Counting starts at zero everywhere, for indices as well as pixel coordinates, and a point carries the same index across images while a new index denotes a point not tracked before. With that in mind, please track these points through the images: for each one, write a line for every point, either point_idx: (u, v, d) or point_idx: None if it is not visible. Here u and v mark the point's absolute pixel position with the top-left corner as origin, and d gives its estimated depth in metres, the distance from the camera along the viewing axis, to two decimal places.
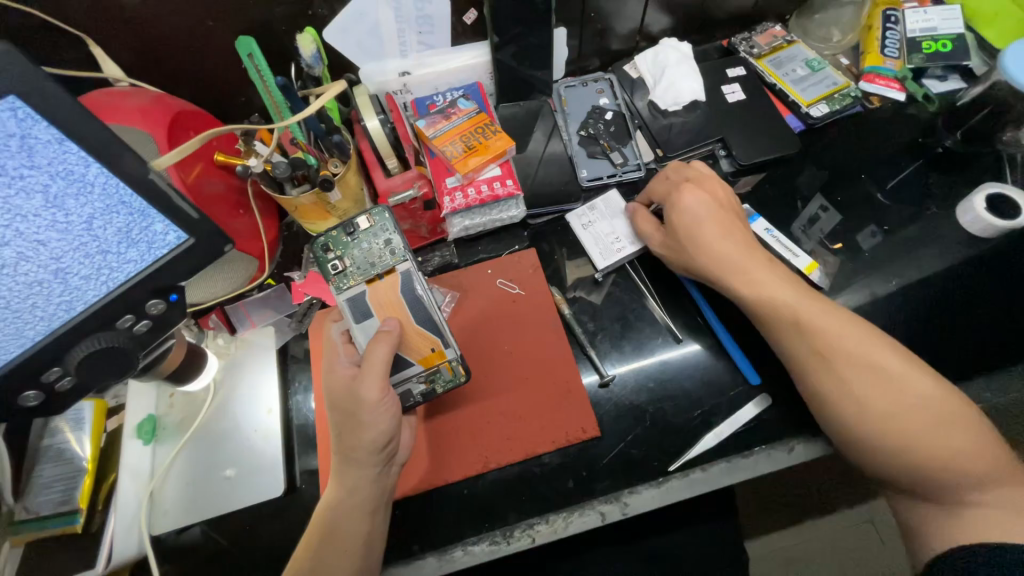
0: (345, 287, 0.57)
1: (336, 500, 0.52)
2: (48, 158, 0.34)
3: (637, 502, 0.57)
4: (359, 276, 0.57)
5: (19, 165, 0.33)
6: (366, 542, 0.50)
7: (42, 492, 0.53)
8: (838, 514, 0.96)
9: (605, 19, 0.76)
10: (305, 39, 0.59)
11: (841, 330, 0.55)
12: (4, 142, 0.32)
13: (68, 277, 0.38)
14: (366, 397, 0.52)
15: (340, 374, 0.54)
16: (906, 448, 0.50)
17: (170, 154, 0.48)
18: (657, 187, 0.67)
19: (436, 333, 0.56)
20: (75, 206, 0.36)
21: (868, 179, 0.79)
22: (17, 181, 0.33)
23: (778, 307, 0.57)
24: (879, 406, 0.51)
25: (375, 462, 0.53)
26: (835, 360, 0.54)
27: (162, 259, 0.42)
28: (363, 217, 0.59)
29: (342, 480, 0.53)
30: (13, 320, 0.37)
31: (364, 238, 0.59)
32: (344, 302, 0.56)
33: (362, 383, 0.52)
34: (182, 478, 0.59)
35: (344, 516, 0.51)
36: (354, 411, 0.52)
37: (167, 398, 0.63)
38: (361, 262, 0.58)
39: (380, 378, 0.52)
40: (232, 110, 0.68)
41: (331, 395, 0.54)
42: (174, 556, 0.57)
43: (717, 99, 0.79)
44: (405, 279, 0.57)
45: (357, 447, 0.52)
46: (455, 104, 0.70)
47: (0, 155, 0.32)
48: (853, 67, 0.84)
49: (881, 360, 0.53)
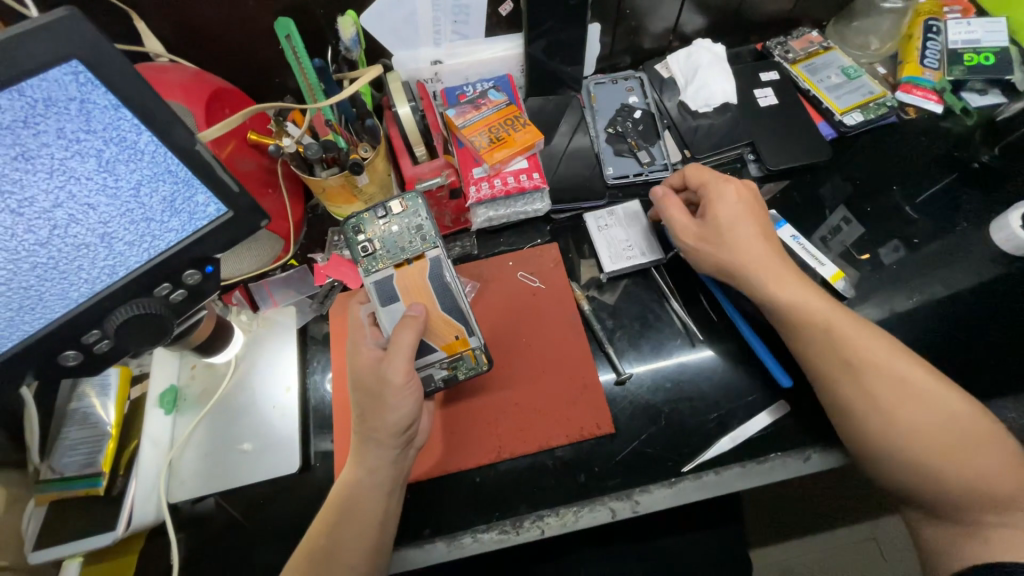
0: (374, 270, 0.59)
1: (355, 477, 0.53)
2: (103, 123, 0.35)
3: (649, 501, 0.57)
4: (389, 259, 0.59)
5: (76, 128, 0.34)
6: (382, 522, 0.51)
7: (66, 454, 0.54)
8: (845, 530, 0.95)
9: (640, 16, 0.75)
10: (346, 22, 0.60)
11: (869, 341, 0.54)
12: (64, 105, 0.33)
13: (113, 241, 0.39)
14: (393, 379, 0.52)
15: (366, 355, 0.54)
16: (929, 464, 0.50)
17: (217, 127, 0.50)
18: (692, 175, 0.65)
19: (461, 320, 0.57)
20: (125, 173, 0.37)
21: (900, 192, 0.77)
22: (73, 144, 0.34)
23: (808, 316, 0.56)
24: (904, 420, 0.51)
25: (394, 445, 0.53)
26: (865, 371, 0.53)
27: (201, 230, 0.43)
28: (395, 202, 0.61)
29: (360, 459, 0.53)
30: (60, 281, 0.38)
31: (395, 222, 0.60)
32: (372, 285, 0.58)
33: (388, 364, 0.53)
34: (201, 448, 0.60)
35: (363, 494, 0.52)
36: (379, 392, 0.53)
37: (189, 369, 0.64)
38: (391, 246, 0.59)
39: (406, 360, 0.53)
40: (266, 91, 0.68)
41: (355, 377, 0.55)
42: (190, 524, 0.58)
43: (748, 103, 0.78)
44: (433, 266, 0.58)
45: (377, 427, 0.53)
46: (486, 95, 0.70)
47: (60, 117, 0.33)
48: (890, 76, 0.82)
49: (909, 373, 0.53)
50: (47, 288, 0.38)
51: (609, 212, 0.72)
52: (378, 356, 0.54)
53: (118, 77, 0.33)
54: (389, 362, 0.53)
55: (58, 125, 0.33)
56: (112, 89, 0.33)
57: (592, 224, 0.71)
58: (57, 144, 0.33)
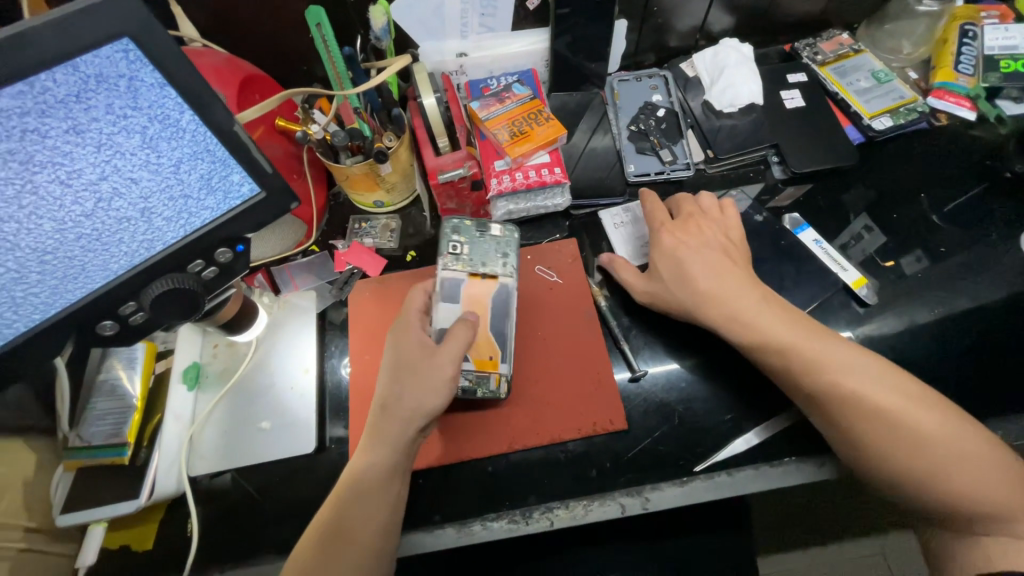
0: (451, 267, 0.62)
1: (365, 460, 0.54)
2: (149, 100, 0.36)
3: (660, 499, 0.57)
4: (467, 265, 0.62)
5: (124, 104, 0.35)
6: (392, 502, 0.52)
7: (95, 423, 0.56)
8: (855, 542, 0.94)
9: (667, 14, 0.75)
10: (376, 11, 0.60)
11: (858, 376, 0.53)
12: (114, 82, 0.34)
13: (152, 217, 0.40)
14: (425, 374, 0.55)
15: (414, 341, 0.57)
16: (937, 485, 0.49)
17: (254, 110, 0.54)
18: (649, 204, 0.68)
19: (505, 345, 0.60)
20: (167, 150, 0.38)
21: (927, 199, 0.76)
22: (121, 120, 0.35)
23: (790, 354, 0.55)
24: (905, 448, 0.50)
25: (414, 428, 0.54)
26: (837, 411, 0.52)
27: (234, 209, 0.44)
28: (497, 226, 0.64)
29: (371, 442, 0.54)
30: (101, 253, 0.39)
31: (490, 242, 0.63)
32: (442, 280, 0.61)
33: (439, 355, 0.55)
34: (221, 426, 0.62)
35: (370, 477, 0.52)
36: (400, 385, 0.55)
37: (211, 348, 0.66)
38: (476, 256, 0.62)
39: (457, 356, 0.56)
40: (294, 79, 0.69)
41: (394, 356, 0.57)
42: (208, 499, 0.60)
43: (774, 104, 0.77)
44: (501, 291, 0.61)
45: (399, 402, 0.55)
46: (510, 89, 0.71)
47: (109, 94, 0.34)
48: (922, 81, 0.81)
49: (900, 407, 0.51)
50: (89, 260, 0.39)
51: (626, 211, 0.73)
52: (422, 344, 0.57)
53: (165, 56, 0.35)
54: (439, 354, 0.55)
55: (108, 100, 0.34)
56: (159, 67, 0.35)
57: (609, 223, 0.72)
58: (105, 119, 0.35)
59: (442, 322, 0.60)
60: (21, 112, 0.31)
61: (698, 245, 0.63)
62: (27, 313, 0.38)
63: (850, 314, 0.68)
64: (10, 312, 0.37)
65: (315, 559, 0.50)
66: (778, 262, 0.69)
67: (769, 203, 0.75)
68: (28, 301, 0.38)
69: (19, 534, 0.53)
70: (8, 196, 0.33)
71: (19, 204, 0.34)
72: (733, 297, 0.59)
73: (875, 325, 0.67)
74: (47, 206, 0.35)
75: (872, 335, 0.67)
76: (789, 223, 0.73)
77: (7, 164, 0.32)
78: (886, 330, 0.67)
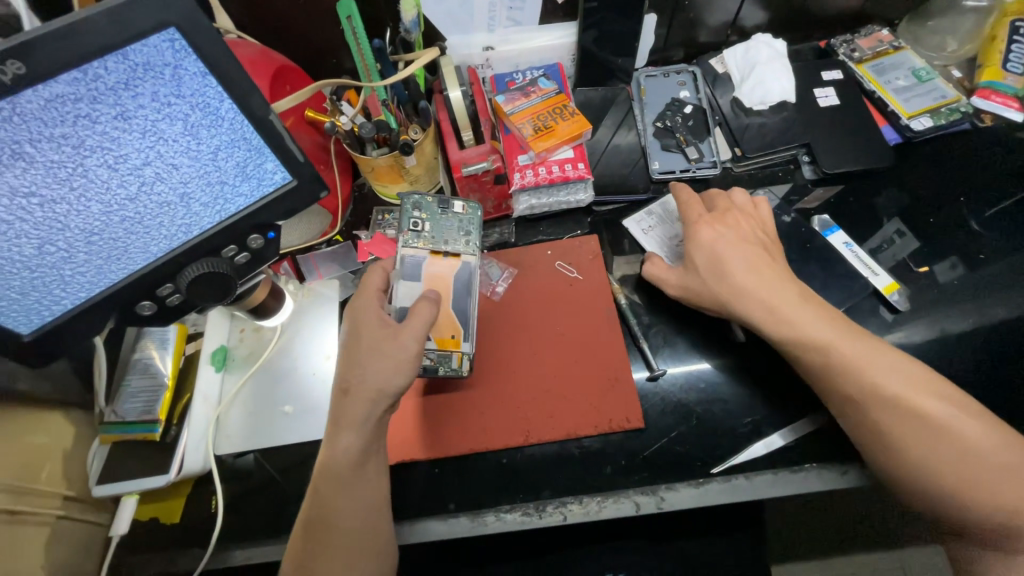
0: (412, 245, 0.62)
1: (337, 445, 0.52)
2: (192, 89, 0.37)
3: (675, 499, 0.55)
4: (429, 243, 0.63)
5: (168, 93, 0.36)
6: (365, 485, 0.52)
7: (128, 399, 0.58)
8: (874, 555, 0.91)
9: (698, 8, 0.73)
10: (408, 4, 0.60)
11: (894, 377, 0.52)
12: (160, 70, 0.35)
13: (190, 202, 0.42)
14: (384, 353, 0.53)
15: (372, 320, 0.55)
16: (968, 496, 0.48)
17: (288, 99, 0.56)
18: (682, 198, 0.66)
19: (464, 322, 0.60)
20: (207, 137, 0.40)
21: (967, 204, 0.73)
22: (165, 107, 0.37)
23: (823, 356, 0.54)
24: (935, 454, 0.49)
25: (378, 406, 0.53)
26: (872, 416, 0.51)
27: (267, 196, 0.46)
28: (460, 203, 0.65)
29: (338, 429, 0.52)
30: (143, 235, 0.41)
31: (452, 219, 0.64)
32: (403, 257, 0.61)
33: (399, 334, 0.53)
34: (245, 407, 0.64)
35: (341, 464, 0.51)
36: (357, 365, 0.53)
37: (238, 332, 0.68)
38: (438, 234, 0.63)
39: (419, 335, 0.54)
40: (323, 71, 0.71)
41: (352, 334, 0.55)
42: (233, 477, 0.62)
43: (807, 103, 0.75)
44: (464, 269, 0.61)
45: (360, 383, 0.52)
46: (536, 83, 0.71)
47: (155, 82, 0.35)
48: (966, 80, 0.77)
49: (933, 409, 0.50)
50: (131, 242, 0.41)
51: (648, 212, 0.72)
52: (382, 324, 0.54)
53: (208, 46, 0.36)
54: (400, 335, 0.53)
55: (154, 88, 0.36)
56: (201, 56, 0.36)
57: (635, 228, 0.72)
58: (151, 107, 0.36)
59: (402, 300, 0.59)
60: (74, 98, 0.33)
61: (736, 239, 0.61)
62: (74, 290, 0.40)
63: (879, 320, 0.66)
64: (59, 288, 0.40)
65: (305, 549, 0.50)
66: (806, 264, 0.67)
67: (797, 204, 0.74)
68: (75, 279, 0.40)
69: (58, 501, 0.55)
70: (60, 179, 0.35)
71: (70, 186, 0.36)
72: (758, 299, 0.58)
73: (905, 332, 0.65)
74: (95, 189, 0.37)
75: (902, 343, 0.65)
76: (819, 224, 0.71)
77: (60, 148, 0.34)
78: (916, 338, 0.65)
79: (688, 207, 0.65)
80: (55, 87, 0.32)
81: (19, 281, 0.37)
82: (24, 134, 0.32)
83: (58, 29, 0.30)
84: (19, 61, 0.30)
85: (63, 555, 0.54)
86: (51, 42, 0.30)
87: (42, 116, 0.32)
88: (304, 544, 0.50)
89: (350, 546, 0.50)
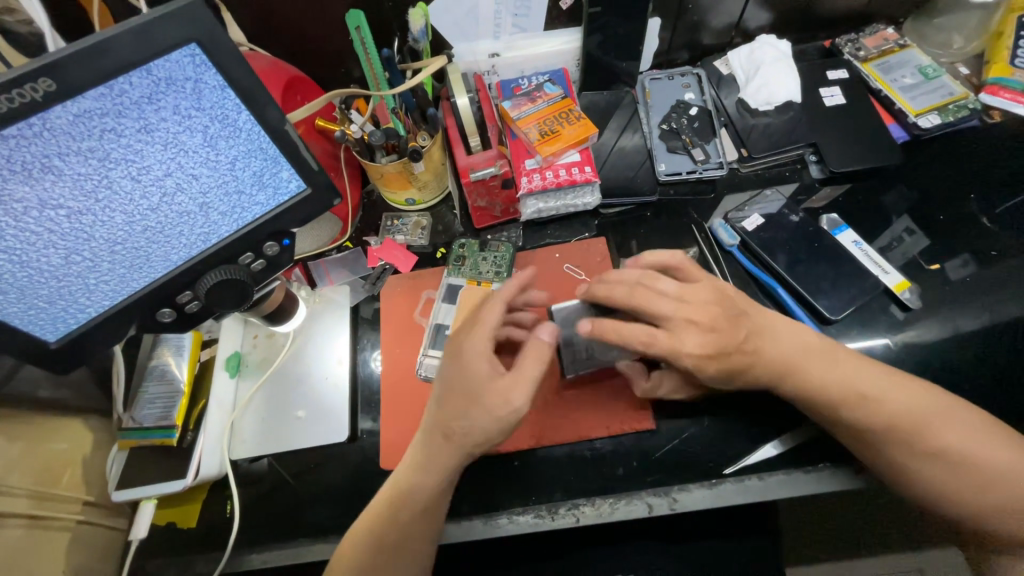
0: (454, 274, 0.70)
1: (417, 478, 0.54)
2: (212, 102, 0.38)
3: (688, 500, 0.56)
4: (468, 274, 0.70)
5: (189, 105, 0.37)
6: (432, 516, 0.54)
7: (146, 406, 0.59)
8: (891, 559, 0.90)
9: (701, 11, 0.74)
10: (415, 14, 0.62)
11: (884, 382, 0.54)
12: (181, 84, 0.36)
13: (209, 211, 0.43)
14: (491, 403, 0.51)
15: (482, 368, 0.52)
16: (963, 483, 0.50)
17: (304, 110, 0.58)
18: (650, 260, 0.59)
19: None
20: (225, 147, 0.41)
21: (977, 201, 0.72)
22: (186, 120, 0.38)
23: (821, 365, 0.55)
24: (935, 447, 0.51)
25: (462, 452, 0.53)
26: (892, 438, 0.52)
27: (283, 204, 0.47)
28: (497, 241, 0.71)
29: (425, 465, 0.54)
30: (164, 244, 0.42)
31: (490, 254, 0.70)
32: (447, 284, 0.69)
33: (509, 388, 0.51)
34: (260, 412, 0.65)
35: (418, 495, 0.53)
36: (466, 414, 0.52)
37: (251, 338, 0.69)
38: (475, 267, 0.70)
39: (526, 393, 0.51)
40: (332, 80, 0.71)
41: (460, 376, 0.53)
42: (247, 481, 0.63)
43: (812, 102, 0.75)
44: (493, 295, 0.67)
45: (463, 433, 0.52)
46: (541, 88, 0.71)
47: (177, 95, 0.36)
48: (974, 77, 0.77)
49: (924, 408, 0.53)
50: (152, 251, 0.42)
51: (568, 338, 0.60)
52: (483, 366, 0.52)
53: (229, 59, 0.37)
54: (510, 389, 0.51)
55: (176, 102, 0.37)
56: (222, 70, 0.37)
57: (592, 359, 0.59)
58: (172, 119, 0.37)
59: (444, 320, 0.67)
60: (101, 113, 0.34)
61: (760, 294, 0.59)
62: (98, 298, 0.41)
63: (890, 319, 0.66)
64: (84, 297, 0.41)
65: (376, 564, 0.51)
66: (816, 264, 0.67)
67: (803, 202, 0.74)
68: (99, 287, 0.41)
69: (78, 506, 0.57)
70: (86, 191, 0.36)
71: (95, 198, 0.37)
72: None
73: (918, 331, 0.65)
74: (119, 200, 0.38)
75: (914, 341, 0.64)
76: (827, 224, 0.71)
77: (87, 161, 0.35)
78: (928, 338, 0.64)
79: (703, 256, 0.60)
80: (83, 102, 0.33)
81: (46, 291, 0.38)
82: (54, 148, 0.34)
83: (86, 47, 0.31)
84: (50, 78, 0.31)
85: (84, 559, 0.55)
86: (79, 60, 0.32)
87: (71, 130, 0.34)
88: (364, 561, 0.52)
89: (404, 566, 0.52)
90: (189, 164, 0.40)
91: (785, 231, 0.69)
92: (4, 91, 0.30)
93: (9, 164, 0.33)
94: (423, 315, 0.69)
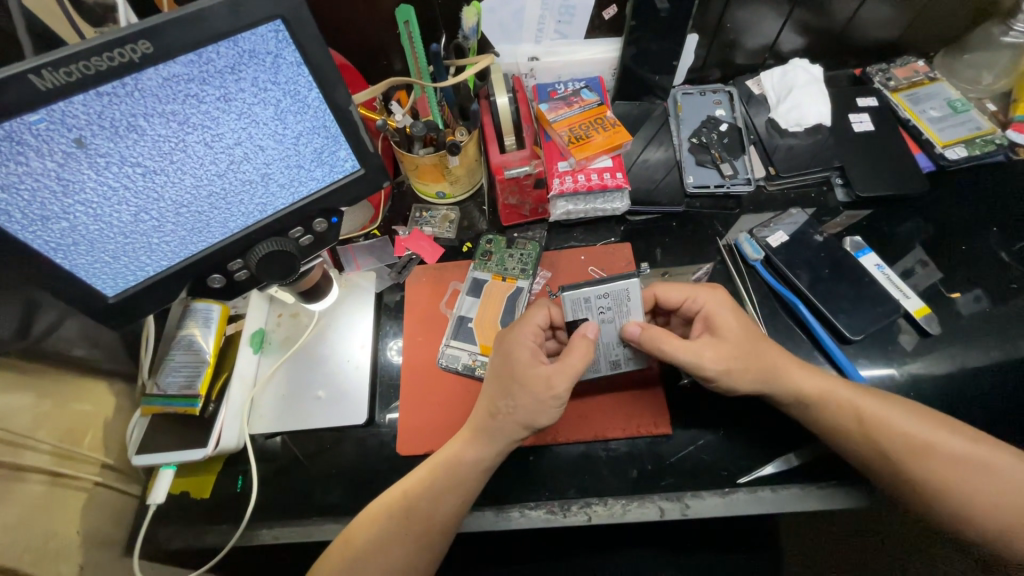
0: (480, 267, 0.71)
1: (466, 459, 0.55)
2: (287, 77, 0.40)
3: (700, 507, 0.57)
4: (493, 268, 0.71)
5: (266, 79, 0.39)
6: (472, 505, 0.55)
7: (171, 373, 0.59)
8: None
9: (738, 31, 0.76)
10: (470, 11, 0.63)
11: (894, 412, 0.54)
12: (263, 57, 0.38)
13: (270, 183, 0.45)
14: (531, 383, 0.54)
15: (525, 354, 0.56)
16: (974, 507, 0.51)
17: (364, 93, 0.57)
18: (666, 297, 0.61)
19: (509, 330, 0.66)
20: (292, 122, 0.42)
21: (998, 234, 0.73)
22: (262, 93, 0.39)
23: (830, 394, 0.56)
24: (950, 467, 0.52)
25: (508, 433, 0.55)
26: (903, 460, 0.53)
27: (336, 182, 0.49)
28: (525, 239, 0.72)
29: (480, 440, 0.56)
30: (224, 211, 0.44)
31: (517, 251, 0.72)
32: (472, 278, 0.71)
33: (552, 376, 0.54)
34: (280, 389, 0.66)
35: (467, 479, 0.55)
36: (510, 394, 0.55)
37: (275, 316, 0.70)
38: (501, 261, 0.71)
39: (570, 382, 0.54)
40: (374, 72, 0.73)
41: (506, 362, 0.56)
42: (262, 457, 0.63)
43: (841, 126, 0.77)
44: (517, 292, 0.69)
45: (507, 411, 0.55)
46: (578, 94, 0.73)
47: (258, 68, 0.38)
48: (1001, 113, 0.78)
49: (933, 438, 0.53)
50: (212, 217, 0.44)
51: (614, 365, 0.59)
52: (530, 358, 0.56)
53: (306, 38, 0.38)
54: (552, 372, 0.54)
55: (255, 74, 0.38)
56: (299, 48, 0.39)
57: (629, 347, 0.58)
58: (249, 91, 0.39)
59: (467, 312, 0.68)
60: (187, 79, 0.36)
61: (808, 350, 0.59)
62: (157, 258, 0.44)
63: (902, 346, 0.66)
64: (146, 255, 0.43)
65: (401, 538, 0.52)
66: (837, 284, 0.68)
67: (826, 225, 0.75)
68: (161, 248, 0.43)
69: (97, 469, 0.57)
70: (163, 152, 0.38)
71: (170, 159, 0.39)
72: None
73: (934, 359, 0.66)
74: (191, 164, 0.40)
75: (928, 368, 0.65)
76: (851, 245, 0.72)
77: (168, 123, 0.37)
78: (944, 366, 0.65)
79: (725, 300, 0.59)
80: (172, 67, 0.35)
81: (113, 246, 0.40)
82: (141, 109, 0.35)
83: (183, 15, 0.33)
84: (148, 41, 0.33)
85: (99, 521, 0.56)
86: (176, 27, 0.33)
87: (159, 92, 0.35)
88: (392, 531, 0.53)
89: (426, 547, 0.53)
90: (258, 135, 0.42)
91: (807, 250, 0.70)
92: (106, 50, 0.32)
93: (98, 119, 0.34)
94: (447, 306, 0.70)
